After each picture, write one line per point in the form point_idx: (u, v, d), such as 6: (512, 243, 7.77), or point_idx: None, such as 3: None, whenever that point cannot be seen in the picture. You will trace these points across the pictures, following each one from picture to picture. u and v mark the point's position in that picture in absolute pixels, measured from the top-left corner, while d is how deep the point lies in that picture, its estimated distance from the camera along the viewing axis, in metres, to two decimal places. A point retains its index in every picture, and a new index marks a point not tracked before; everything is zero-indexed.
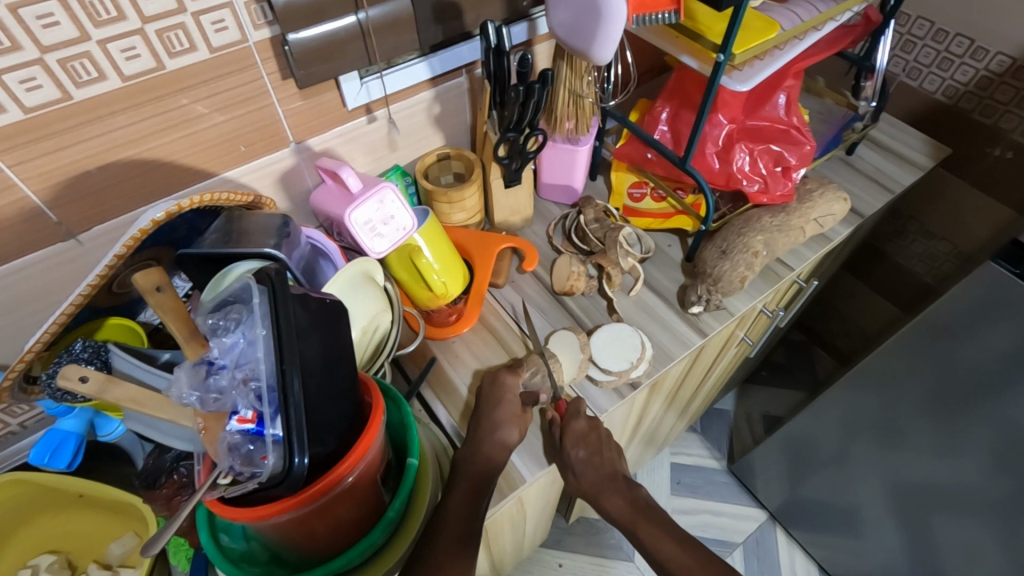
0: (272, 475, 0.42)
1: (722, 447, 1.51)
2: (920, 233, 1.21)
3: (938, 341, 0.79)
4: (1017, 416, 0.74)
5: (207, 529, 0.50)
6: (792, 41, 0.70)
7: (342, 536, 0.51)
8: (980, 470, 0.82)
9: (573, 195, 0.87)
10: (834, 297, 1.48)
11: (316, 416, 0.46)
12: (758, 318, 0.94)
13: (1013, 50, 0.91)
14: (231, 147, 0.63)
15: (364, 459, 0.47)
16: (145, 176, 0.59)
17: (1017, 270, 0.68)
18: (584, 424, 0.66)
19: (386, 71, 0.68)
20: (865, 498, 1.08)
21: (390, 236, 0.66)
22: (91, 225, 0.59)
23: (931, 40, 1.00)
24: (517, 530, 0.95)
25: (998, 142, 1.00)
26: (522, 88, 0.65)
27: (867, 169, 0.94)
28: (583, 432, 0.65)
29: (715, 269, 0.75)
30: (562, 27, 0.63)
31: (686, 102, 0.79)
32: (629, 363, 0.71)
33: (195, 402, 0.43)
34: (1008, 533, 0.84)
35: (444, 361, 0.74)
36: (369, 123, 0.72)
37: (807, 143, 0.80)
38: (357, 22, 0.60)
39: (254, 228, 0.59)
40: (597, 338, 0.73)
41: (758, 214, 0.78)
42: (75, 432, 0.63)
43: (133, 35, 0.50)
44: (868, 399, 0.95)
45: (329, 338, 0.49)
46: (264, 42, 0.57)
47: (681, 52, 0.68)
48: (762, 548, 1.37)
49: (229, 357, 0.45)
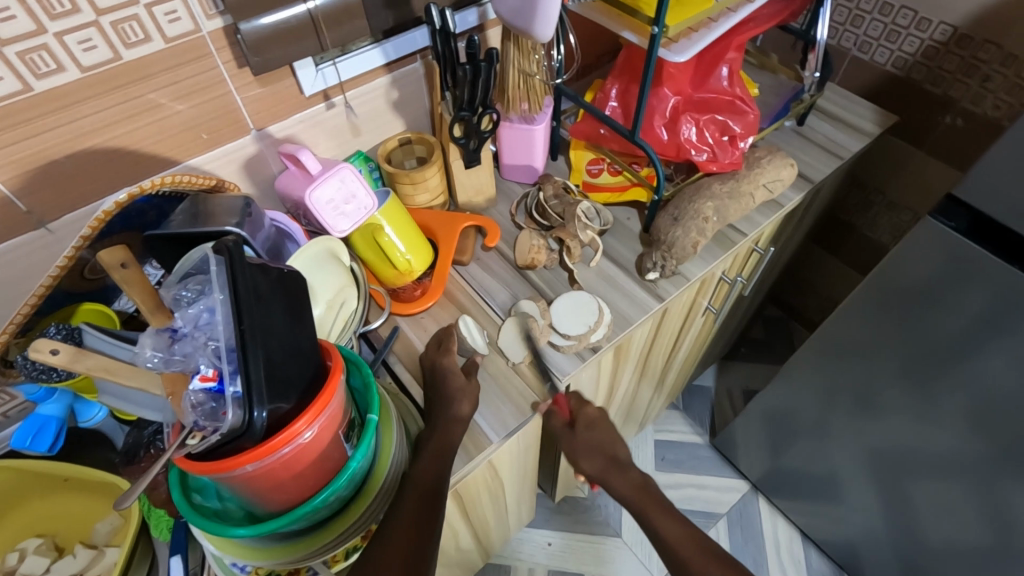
0: (233, 428, 0.45)
1: (703, 422, 1.54)
2: (884, 203, 1.25)
3: (895, 301, 0.82)
4: (984, 373, 0.76)
5: (179, 488, 0.52)
6: (727, 12, 0.73)
7: (308, 491, 0.53)
8: (954, 431, 0.85)
9: (534, 174, 0.90)
10: (807, 271, 1.52)
11: (277, 372, 0.49)
12: (719, 286, 0.98)
13: (955, 19, 0.95)
14: (193, 135, 0.66)
15: (323, 413, 0.50)
16: (111, 164, 0.62)
17: (952, 224, 0.73)
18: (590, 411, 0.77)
19: (340, 58, 0.71)
20: (842, 462, 1.11)
21: (353, 215, 0.70)
22: (61, 214, 0.61)
23: (879, 14, 1.04)
24: (497, 502, 0.98)
25: (948, 110, 1.04)
26: (470, 68, 0.69)
27: (817, 138, 0.98)
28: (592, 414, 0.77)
29: (668, 236, 0.78)
30: (506, 10, 0.66)
31: (634, 76, 0.83)
32: (583, 322, 0.75)
33: (159, 365, 0.45)
34: (978, 489, 0.88)
35: (412, 333, 0.77)
36: (328, 109, 0.75)
37: (752, 111, 0.84)
38: (307, 11, 0.62)
39: (217, 209, 0.62)
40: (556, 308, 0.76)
41: (709, 181, 0.82)
42: (56, 416, 0.66)
43: (89, 27, 0.53)
44: (839, 363, 0.98)
45: (287, 303, 0.52)
46: (217, 31, 0.60)
47: (621, 28, 0.71)
48: (745, 518, 1.40)
49: (191, 324, 0.47)
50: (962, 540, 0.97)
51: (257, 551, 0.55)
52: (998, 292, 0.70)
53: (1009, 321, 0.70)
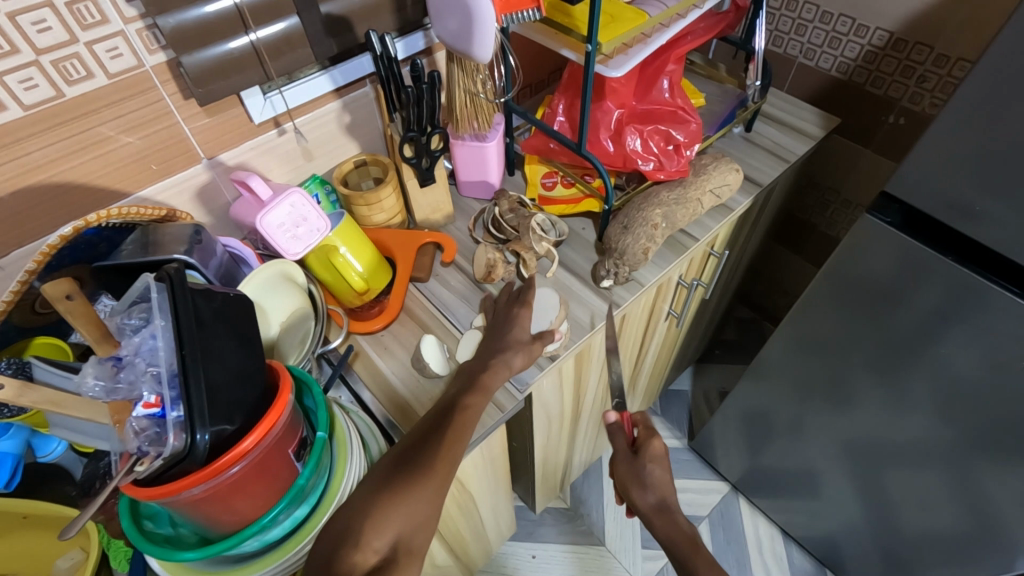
0: (175, 452, 0.46)
1: (682, 426, 1.56)
2: (839, 202, 1.29)
3: (847, 294, 0.85)
4: (939, 364, 0.79)
5: (131, 515, 0.52)
6: (659, 28, 0.77)
7: (260, 511, 0.53)
8: (922, 422, 0.87)
9: (490, 189, 0.92)
10: (774, 272, 1.55)
11: (223, 396, 0.49)
12: (678, 291, 1.01)
13: (889, 24, 1.00)
14: (142, 166, 0.67)
15: (270, 433, 0.51)
16: (60, 198, 0.63)
17: (888, 219, 0.76)
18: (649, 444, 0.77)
19: (286, 87, 0.73)
20: (816, 458, 1.13)
21: (306, 238, 0.71)
22: (10, 249, 0.62)
23: (820, 22, 1.08)
24: (471, 516, 0.98)
25: (891, 110, 1.08)
26: (413, 91, 0.71)
27: (765, 143, 1.01)
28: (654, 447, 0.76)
29: (619, 243, 0.80)
30: (447, 34, 0.69)
31: (578, 92, 0.85)
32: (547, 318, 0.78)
33: (102, 393, 0.46)
34: (948, 476, 0.90)
35: (372, 351, 0.77)
36: (279, 136, 0.76)
37: (694, 120, 0.87)
38: (250, 42, 0.64)
39: (167, 238, 0.63)
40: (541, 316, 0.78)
41: (656, 190, 0.84)
42: (13, 452, 0.66)
43: (29, 67, 0.55)
44: (806, 360, 1.00)
45: (232, 326, 0.53)
46: (161, 65, 0.62)
47: (560, 46, 0.74)
48: (728, 519, 1.42)
49: (134, 352, 0.48)
50: (935, 525, 0.99)
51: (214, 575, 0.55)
52: (947, 286, 0.72)
53: (960, 312, 0.73)
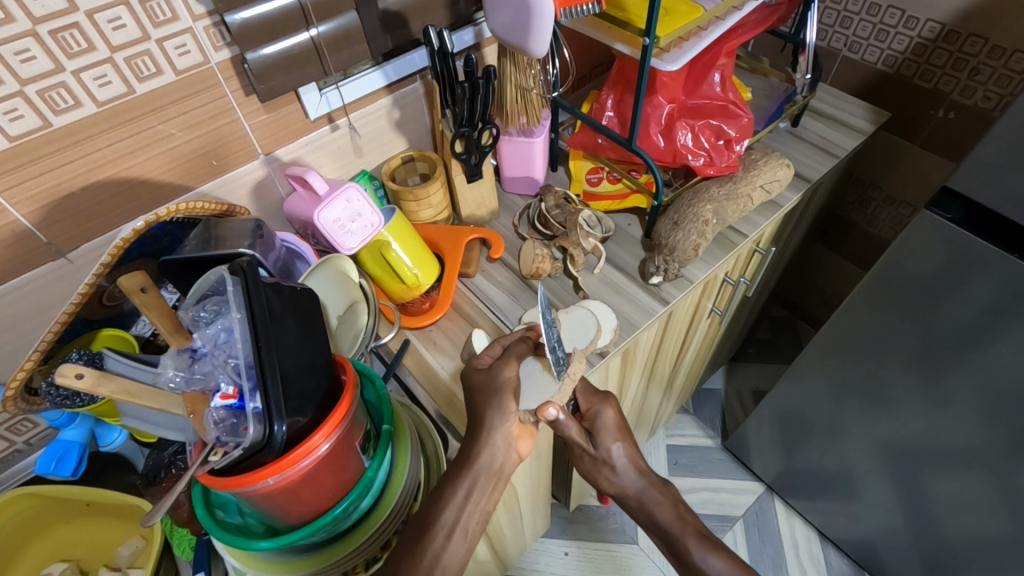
0: (254, 443, 0.46)
1: (714, 425, 1.53)
2: (882, 198, 1.25)
3: (894, 292, 0.82)
4: (993, 364, 0.75)
5: (203, 504, 0.54)
6: (715, 20, 0.76)
7: (324, 504, 0.54)
8: (969, 424, 0.84)
9: (534, 185, 0.91)
10: (811, 270, 1.52)
11: (295, 387, 0.50)
12: (723, 287, 0.99)
13: (941, 16, 0.96)
14: (203, 162, 0.68)
15: (339, 428, 0.51)
16: (126, 193, 0.64)
17: (948, 215, 0.73)
18: (609, 421, 0.72)
19: (343, 82, 0.74)
20: (856, 460, 1.10)
21: (360, 232, 0.71)
22: (79, 244, 0.64)
23: (867, 14, 1.05)
24: (512, 512, 0.99)
25: (940, 104, 1.04)
26: (468, 85, 0.70)
27: (812, 138, 0.99)
28: (614, 414, 0.72)
29: (669, 239, 0.79)
30: (502, 28, 0.68)
31: (627, 87, 0.85)
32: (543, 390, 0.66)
33: (181, 383, 0.48)
34: (999, 480, 0.87)
35: (421, 345, 0.78)
36: (332, 131, 0.77)
37: (746, 115, 0.86)
38: (310, 38, 0.65)
39: (229, 233, 0.62)
40: (528, 364, 0.69)
41: (707, 185, 0.83)
42: (78, 440, 0.67)
43: (104, 64, 0.56)
44: (853, 363, 0.96)
45: (301, 319, 0.54)
46: (225, 62, 0.63)
47: (614, 40, 0.74)
48: (762, 519, 1.39)
49: (209, 344, 0.50)
50: (983, 530, 0.96)
51: (280, 565, 0.57)
52: (1001, 285, 0.69)
53: (1017, 312, 0.69)
